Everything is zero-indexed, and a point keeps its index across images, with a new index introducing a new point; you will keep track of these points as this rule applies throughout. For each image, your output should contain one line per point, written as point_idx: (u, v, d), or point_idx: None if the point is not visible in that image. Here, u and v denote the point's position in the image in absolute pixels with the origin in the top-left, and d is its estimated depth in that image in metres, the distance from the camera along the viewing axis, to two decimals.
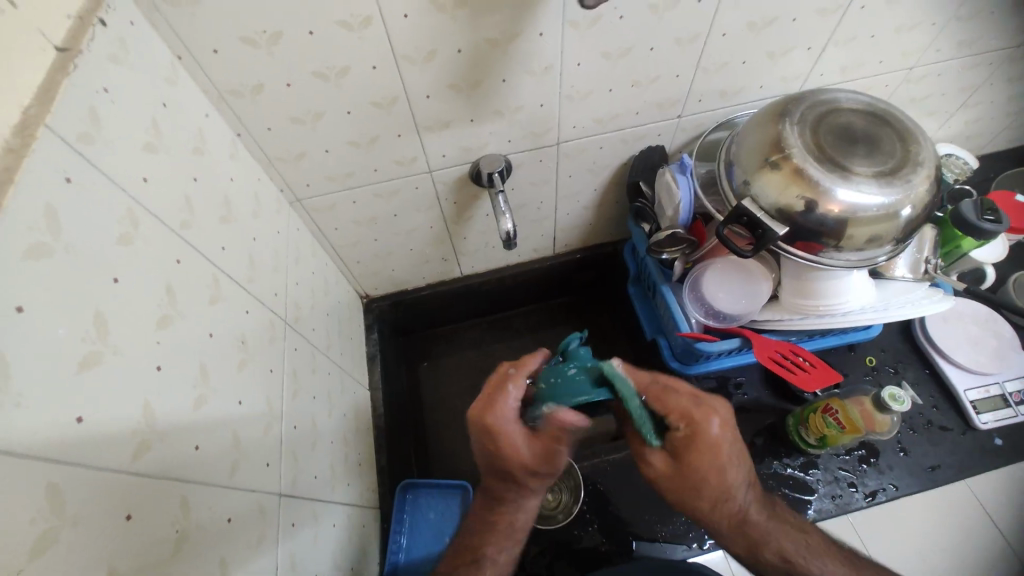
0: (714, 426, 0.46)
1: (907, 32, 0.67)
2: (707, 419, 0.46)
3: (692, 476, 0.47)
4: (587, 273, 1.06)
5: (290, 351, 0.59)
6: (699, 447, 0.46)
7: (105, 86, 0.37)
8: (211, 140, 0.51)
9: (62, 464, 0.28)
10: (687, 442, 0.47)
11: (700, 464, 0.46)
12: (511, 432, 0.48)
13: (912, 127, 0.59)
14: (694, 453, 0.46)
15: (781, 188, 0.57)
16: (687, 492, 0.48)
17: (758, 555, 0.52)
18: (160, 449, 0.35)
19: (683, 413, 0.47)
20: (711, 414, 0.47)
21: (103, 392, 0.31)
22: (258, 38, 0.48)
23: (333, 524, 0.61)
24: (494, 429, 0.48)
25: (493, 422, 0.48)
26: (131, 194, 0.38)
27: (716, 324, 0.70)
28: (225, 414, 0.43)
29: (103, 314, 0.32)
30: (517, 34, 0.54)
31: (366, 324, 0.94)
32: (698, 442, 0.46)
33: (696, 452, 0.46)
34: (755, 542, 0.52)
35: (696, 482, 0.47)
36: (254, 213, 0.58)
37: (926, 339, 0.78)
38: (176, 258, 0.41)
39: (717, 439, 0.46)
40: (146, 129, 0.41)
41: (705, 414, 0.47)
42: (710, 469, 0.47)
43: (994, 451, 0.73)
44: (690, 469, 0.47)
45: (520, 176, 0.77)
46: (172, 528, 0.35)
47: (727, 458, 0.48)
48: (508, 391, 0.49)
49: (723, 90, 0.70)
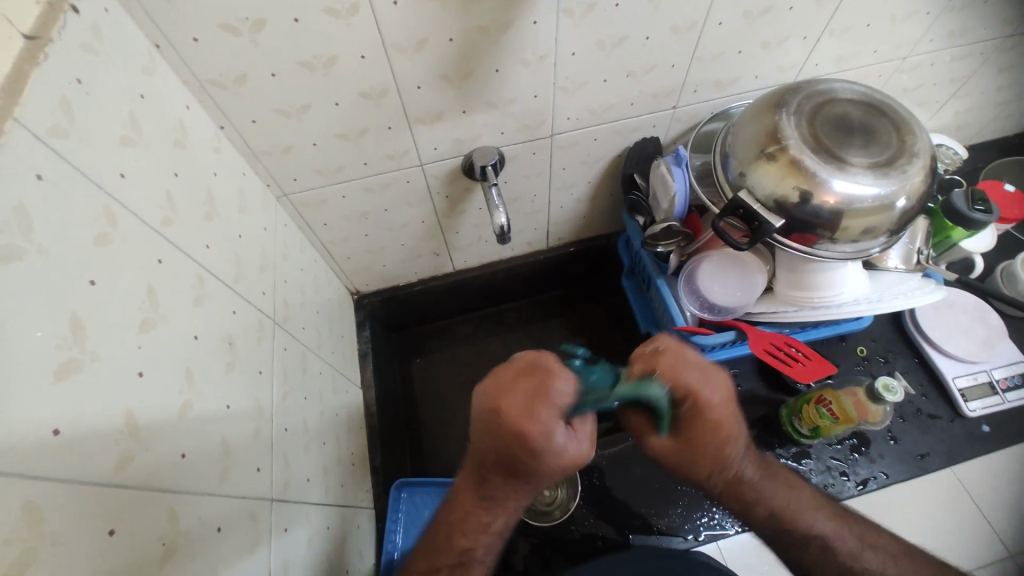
0: (718, 402, 0.48)
1: (901, 21, 0.67)
2: (708, 389, 0.48)
3: (692, 439, 0.49)
4: (581, 265, 1.05)
5: (279, 350, 0.57)
6: (700, 412, 0.48)
7: (78, 76, 0.35)
8: (192, 134, 0.49)
9: (36, 481, 0.26)
10: (692, 408, 0.48)
11: (700, 429, 0.48)
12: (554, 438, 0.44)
13: (907, 117, 0.59)
14: (697, 420, 0.48)
15: (777, 179, 0.56)
16: (689, 457, 0.50)
17: (754, 511, 0.53)
18: (145, 459, 0.34)
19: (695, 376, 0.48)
20: (716, 389, 0.48)
21: (83, 401, 0.30)
22: (240, 25, 0.46)
23: (327, 525, 0.60)
24: (538, 435, 0.43)
25: (578, 454, 0.46)
26: (108, 191, 0.36)
27: (710, 316, 0.69)
28: (213, 419, 0.42)
29: (80, 319, 0.31)
30: (511, 22, 0.53)
31: (358, 320, 0.93)
32: (702, 407, 0.48)
33: (698, 418, 0.48)
34: (751, 499, 0.53)
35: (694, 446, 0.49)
36: (239, 209, 0.56)
37: (916, 329, 0.79)
38: (156, 258, 0.39)
39: (717, 404, 0.48)
40: (123, 123, 0.39)
41: (711, 391, 0.48)
42: (711, 435, 0.49)
43: (981, 437, 0.75)
44: (688, 434, 0.49)
45: (513, 169, 0.76)
46: (158, 543, 0.34)
47: (727, 425, 0.49)
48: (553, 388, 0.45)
49: (719, 80, 0.69)
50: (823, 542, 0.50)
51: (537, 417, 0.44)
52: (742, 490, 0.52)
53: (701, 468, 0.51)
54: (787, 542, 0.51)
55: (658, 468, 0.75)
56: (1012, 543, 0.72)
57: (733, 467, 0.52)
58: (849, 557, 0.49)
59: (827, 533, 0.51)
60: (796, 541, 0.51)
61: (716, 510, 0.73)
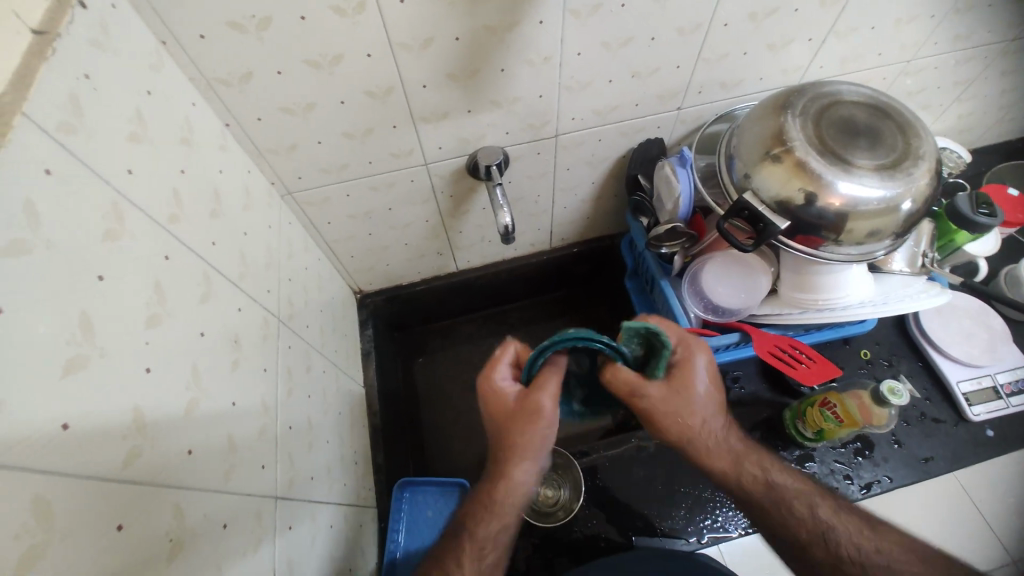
0: (702, 361, 0.53)
1: (906, 24, 0.67)
2: (698, 350, 0.53)
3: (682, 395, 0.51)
4: (584, 266, 1.05)
5: (284, 349, 0.57)
6: (688, 368, 0.52)
7: (86, 71, 0.35)
8: (199, 131, 0.49)
9: (46, 475, 0.26)
10: (681, 363, 0.52)
11: (688, 381, 0.51)
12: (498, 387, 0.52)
13: (914, 120, 0.59)
14: (687, 371, 0.52)
15: (783, 181, 0.56)
16: (681, 417, 0.51)
17: (739, 476, 0.53)
18: (151, 455, 0.34)
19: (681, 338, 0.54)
20: (702, 351, 0.53)
21: (90, 396, 0.30)
22: (247, 23, 0.46)
23: (330, 524, 0.60)
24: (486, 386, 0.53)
25: (529, 403, 0.49)
26: (117, 188, 0.36)
27: (714, 317, 0.70)
28: (219, 416, 0.42)
29: (88, 315, 0.31)
30: (517, 22, 0.53)
31: (360, 320, 0.93)
32: (691, 363, 0.52)
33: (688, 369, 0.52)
34: (738, 460, 0.54)
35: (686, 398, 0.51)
36: (245, 206, 0.56)
37: (921, 332, 0.79)
38: (164, 255, 0.39)
39: (705, 365, 0.53)
40: (130, 119, 0.39)
41: (697, 350, 0.53)
42: (697, 390, 0.51)
43: (985, 442, 0.74)
44: (679, 383, 0.51)
45: (517, 170, 0.76)
46: (166, 538, 0.34)
47: (710, 385, 0.52)
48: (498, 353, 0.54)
49: (724, 81, 0.69)
50: (802, 502, 0.51)
51: (489, 369, 0.54)
52: (727, 454, 0.54)
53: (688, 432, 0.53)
54: (771, 504, 0.52)
55: (661, 470, 0.75)
56: (1014, 549, 0.72)
57: (717, 429, 0.53)
58: (830, 514, 0.50)
59: (808, 492, 0.52)
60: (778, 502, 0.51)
61: (719, 513, 0.73)
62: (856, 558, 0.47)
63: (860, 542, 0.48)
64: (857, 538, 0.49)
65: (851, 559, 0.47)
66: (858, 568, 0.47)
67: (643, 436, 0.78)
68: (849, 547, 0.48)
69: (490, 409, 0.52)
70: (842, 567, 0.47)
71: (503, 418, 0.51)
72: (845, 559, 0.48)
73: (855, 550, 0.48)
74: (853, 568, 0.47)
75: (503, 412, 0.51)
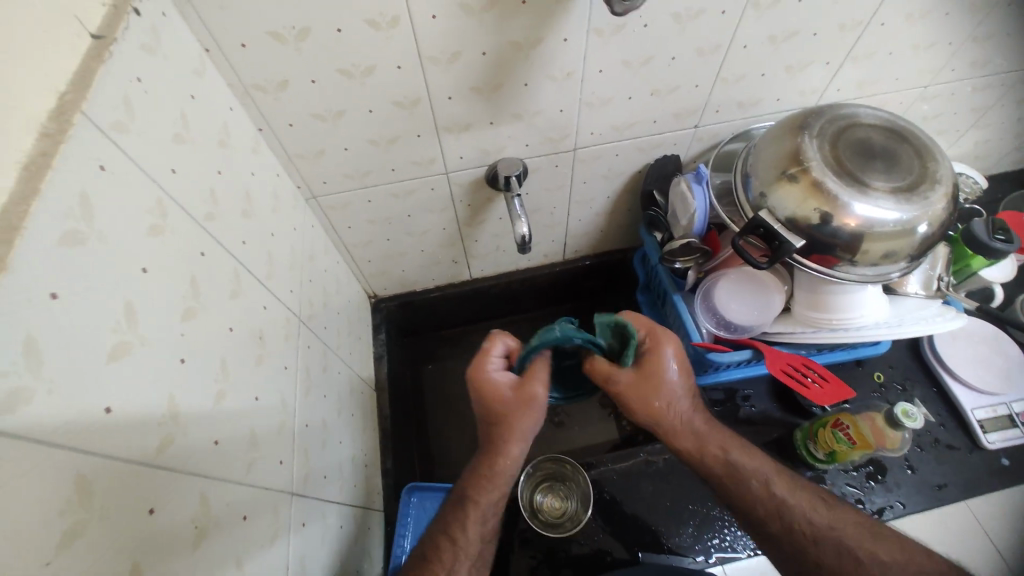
0: (667, 349, 0.53)
1: (924, 50, 0.68)
2: (668, 339, 0.54)
3: (648, 381, 0.52)
4: (596, 279, 1.06)
5: (303, 348, 0.59)
6: (659, 355, 0.53)
7: (138, 75, 0.37)
8: (234, 134, 0.51)
9: (90, 457, 0.28)
10: (651, 352, 0.54)
11: (654, 367, 0.53)
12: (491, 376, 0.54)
13: (931, 144, 0.59)
14: (655, 359, 0.53)
15: (799, 200, 0.57)
16: (647, 401, 0.53)
17: (702, 454, 0.55)
18: (182, 443, 0.35)
19: (649, 328, 0.55)
20: (666, 337, 0.54)
21: (130, 382, 0.31)
22: (287, 34, 0.48)
23: (340, 524, 0.60)
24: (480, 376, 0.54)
25: (524, 393, 0.51)
26: (161, 186, 0.38)
27: (727, 334, 0.70)
28: (243, 410, 0.43)
29: (132, 305, 0.32)
30: (542, 39, 0.55)
31: (374, 324, 0.94)
32: (659, 351, 0.53)
33: (657, 356, 0.53)
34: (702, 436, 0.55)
35: (654, 384, 0.52)
36: (273, 208, 0.58)
37: (935, 356, 0.78)
38: (200, 251, 0.41)
39: (673, 354, 0.53)
40: (176, 122, 0.41)
41: (660, 337, 0.54)
42: (663, 374, 0.53)
43: (1001, 471, 0.73)
44: (647, 370, 0.53)
45: (535, 182, 0.77)
46: (192, 525, 0.35)
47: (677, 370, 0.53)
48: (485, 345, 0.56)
49: (741, 101, 0.71)
50: (760, 481, 0.53)
51: (480, 362, 0.55)
52: (692, 431, 0.55)
53: (655, 409, 0.53)
54: (729, 477, 0.54)
55: (669, 486, 0.75)
56: None
57: (682, 409, 0.55)
58: (785, 492, 0.52)
59: (765, 471, 0.54)
60: (739, 480, 0.53)
61: (727, 532, 0.72)
62: (810, 534, 0.50)
63: (815, 520, 0.51)
64: (812, 513, 0.51)
65: (804, 533, 0.50)
66: (811, 543, 0.50)
67: (652, 451, 0.78)
68: (805, 524, 0.51)
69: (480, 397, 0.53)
70: (797, 541, 0.50)
71: (499, 406, 0.52)
72: (797, 533, 0.50)
73: (809, 527, 0.50)
74: (806, 541, 0.50)
75: (495, 404, 0.52)
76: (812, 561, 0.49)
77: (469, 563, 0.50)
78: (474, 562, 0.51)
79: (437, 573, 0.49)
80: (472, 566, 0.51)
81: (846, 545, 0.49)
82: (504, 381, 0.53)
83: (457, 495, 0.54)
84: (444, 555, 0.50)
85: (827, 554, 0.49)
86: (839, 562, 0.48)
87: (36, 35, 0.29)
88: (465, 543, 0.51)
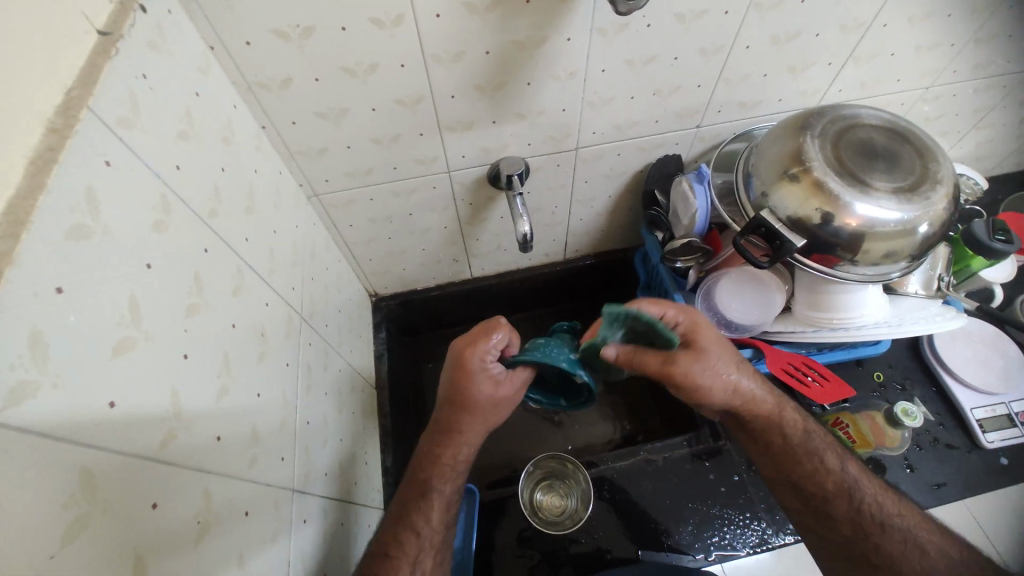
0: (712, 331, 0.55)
1: (926, 51, 0.68)
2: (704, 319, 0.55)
3: (710, 357, 0.54)
4: (596, 278, 1.06)
5: (304, 345, 0.59)
6: (700, 337, 0.54)
7: (144, 72, 0.37)
8: (238, 132, 0.52)
9: (95, 451, 0.28)
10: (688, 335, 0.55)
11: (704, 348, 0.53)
12: (483, 368, 0.54)
13: (933, 145, 0.60)
14: (704, 341, 0.54)
15: (800, 199, 0.57)
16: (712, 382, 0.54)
17: (774, 428, 0.57)
18: (185, 439, 0.35)
19: (682, 310, 0.56)
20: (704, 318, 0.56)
21: (134, 377, 0.31)
22: (291, 32, 0.48)
23: (339, 521, 0.60)
24: (469, 364, 0.54)
25: (497, 397, 0.54)
26: (165, 182, 0.38)
27: (727, 333, 0.70)
28: (245, 406, 0.43)
29: (136, 299, 0.32)
30: (545, 38, 0.55)
31: (375, 322, 0.94)
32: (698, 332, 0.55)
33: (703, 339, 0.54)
34: (775, 413, 0.57)
35: (714, 365, 0.54)
36: (276, 206, 0.58)
37: (935, 357, 0.78)
38: (204, 248, 0.41)
39: (715, 336, 0.55)
40: (181, 118, 0.41)
41: (697, 320, 0.55)
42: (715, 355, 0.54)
43: (999, 470, 0.74)
44: (703, 354, 0.53)
45: (537, 180, 0.77)
46: (194, 521, 0.35)
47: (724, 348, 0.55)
48: (489, 331, 0.55)
49: (743, 101, 0.71)
50: (831, 458, 0.54)
51: (473, 349, 0.54)
52: (764, 406, 0.57)
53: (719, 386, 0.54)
54: (801, 451, 0.55)
55: (670, 484, 0.75)
56: None
57: (748, 385, 0.56)
58: (856, 471, 0.53)
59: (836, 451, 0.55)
60: (811, 456, 0.54)
61: (727, 530, 0.72)
62: (877, 517, 0.50)
63: (884, 504, 0.51)
64: (880, 498, 0.52)
65: (872, 515, 0.51)
66: (878, 528, 0.50)
67: (652, 449, 0.78)
68: (873, 506, 0.51)
69: (450, 387, 0.55)
70: (862, 523, 0.51)
71: (469, 403, 0.54)
72: (864, 514, 0.51)
73: (878, 509, 0.51)
74: (873, 524, 0.50)
75: (461, 401, 0.54)
76: (876, 545, 0.49)
77: (434, 553, 0.51)
78: (438, 553, 0.52)
79: (400, 566, 0.48)
80: (436, 557, 0.52)
81: (911, 533, 0.49)
82: (489, 381, 0.54)
83: (416, 483, 0.54)
84: (408, 547, 0.50)
85: (893, 542, 0.49)
86: (903, 550, 0.48)
87: (41, 29, 0.29)
88: (429, 532, 0.51)
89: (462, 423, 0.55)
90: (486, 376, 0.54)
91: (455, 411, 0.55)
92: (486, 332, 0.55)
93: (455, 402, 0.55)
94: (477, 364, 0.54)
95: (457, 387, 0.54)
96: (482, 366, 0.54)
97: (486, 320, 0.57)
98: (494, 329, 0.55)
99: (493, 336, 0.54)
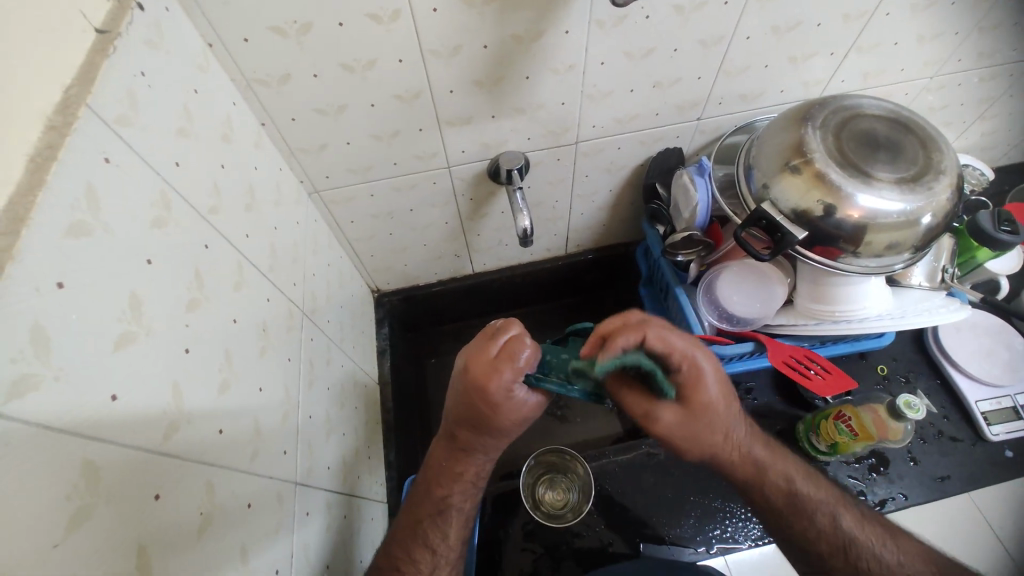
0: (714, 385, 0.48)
1: (929, 41, 0.67)
2: (707, 362, 0.48)
3: (705, 412, 0.49)
4: (598, 273, 1.06)
5: (306, 341, 0.59)
6: (700, 387, 0.48)
7: (143, 70, 0.37)
8: (237, 129, 0.52)
9: (99, 442, 0.28)
10: (691, 380, 0.48)
11: (700, 400, 0.48)
12: (510, 395, 0.49)
13: (937, 135, 0.59)
14: (699, 392, 0.48)
15: (802, 191, 0.57)
16: (705, 435, 0.50)
17: (763, 483, 0.53)
18: (188, 432, 0.35)
19: (686, 350, 0.48)
20: (707, 362, 0.49)
21: (135, 371, 0.31)
22: (289, 28, 0.48)
23: (342, 515, 0.61)
24: (494, 393, 0.48)
25: (521, 418, 0.52)
26: (165, 177, 0.38)
27: (729, 326, 0.70)
28: (247, 401, 0.43)
29: (137, 295, 0.33)
30: (543, 31, 0.55)
31: (377, 318, 0.95)
32: (701, 379, 0.48)
33: (700, 391, 0.48)
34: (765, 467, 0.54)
35: (706, 419, 0.49)
36: (276, 202, 0.58)
37: (939, 349, 0.78)
38: (205, 244, 0.41)
39: (718, 385, 0.49)
40: (180, 115, 0.42)
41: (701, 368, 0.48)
42: (712, 408, 0.49)
43: (1004, 463, 0.73)
44: (695, 408, 0.49)
45: (537, 175, 0.77)
46: (197, 513, 0.35)
47: (723, 400, 0.49)
48: (513, 350, 0.49)
49: (744, 93, 0.70)
50: (826, 514, 0.51)
51: (497, 375, 0.48)
52: (752, 458, 0.54)
53: (711, 439, 0.51)
54: (792, 510, 0.52)
55: (671, 478, 0.75)
56: None
57: (738, 436, 0.53)
58: (853, 524, 0.50)
59: (831, 506, 0.52)
60: (804, 514, 0.52)
61: (729, 523, 0.72)
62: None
63: (885, 559, 0.48)
64: (881, 552, 0.49)
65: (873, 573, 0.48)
66: None
67: (653, 443, 0.78)
68: (875, 564, 0.48)
69: (470, 409, 0.51)
70: None
71: (494, 425, 0.51)
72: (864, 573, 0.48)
73: (879, 568, 0.48)
74: None
75: (484, 425, 0.52)
76: None
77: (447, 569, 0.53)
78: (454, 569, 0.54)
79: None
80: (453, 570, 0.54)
81: None
82: (517, 406, 0.50)
83: (428, 493, 0.55)
84: (422, 562, 0.52)
85: None
86: None
87: (36, 27, 0.29)
88: (445, 549, 0.54)
89: (483, 442, 0.54)
90: (514, 401, 0.50)
91: (477, 432, 0.52)
92: (512, 354, 0.49)
93: (476, 424, 0.52)
94: (502, 394, 0.49)
95: (478, 410, 0.50)
96: (507, 395, 0.49)
97: (507, 334, 0.51)
98: (520, 349, 0.50)
99: (521, 356, 0.49)
